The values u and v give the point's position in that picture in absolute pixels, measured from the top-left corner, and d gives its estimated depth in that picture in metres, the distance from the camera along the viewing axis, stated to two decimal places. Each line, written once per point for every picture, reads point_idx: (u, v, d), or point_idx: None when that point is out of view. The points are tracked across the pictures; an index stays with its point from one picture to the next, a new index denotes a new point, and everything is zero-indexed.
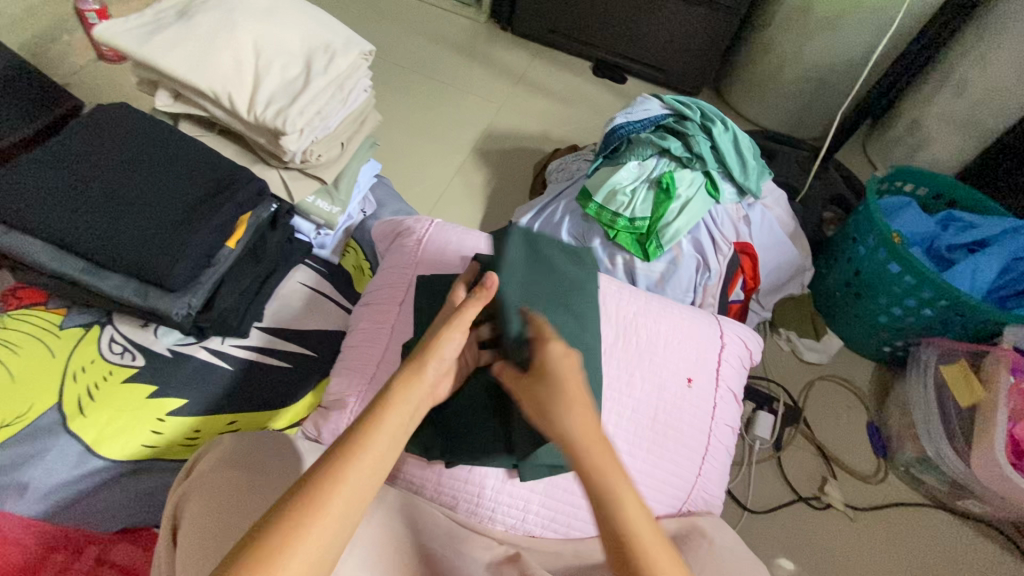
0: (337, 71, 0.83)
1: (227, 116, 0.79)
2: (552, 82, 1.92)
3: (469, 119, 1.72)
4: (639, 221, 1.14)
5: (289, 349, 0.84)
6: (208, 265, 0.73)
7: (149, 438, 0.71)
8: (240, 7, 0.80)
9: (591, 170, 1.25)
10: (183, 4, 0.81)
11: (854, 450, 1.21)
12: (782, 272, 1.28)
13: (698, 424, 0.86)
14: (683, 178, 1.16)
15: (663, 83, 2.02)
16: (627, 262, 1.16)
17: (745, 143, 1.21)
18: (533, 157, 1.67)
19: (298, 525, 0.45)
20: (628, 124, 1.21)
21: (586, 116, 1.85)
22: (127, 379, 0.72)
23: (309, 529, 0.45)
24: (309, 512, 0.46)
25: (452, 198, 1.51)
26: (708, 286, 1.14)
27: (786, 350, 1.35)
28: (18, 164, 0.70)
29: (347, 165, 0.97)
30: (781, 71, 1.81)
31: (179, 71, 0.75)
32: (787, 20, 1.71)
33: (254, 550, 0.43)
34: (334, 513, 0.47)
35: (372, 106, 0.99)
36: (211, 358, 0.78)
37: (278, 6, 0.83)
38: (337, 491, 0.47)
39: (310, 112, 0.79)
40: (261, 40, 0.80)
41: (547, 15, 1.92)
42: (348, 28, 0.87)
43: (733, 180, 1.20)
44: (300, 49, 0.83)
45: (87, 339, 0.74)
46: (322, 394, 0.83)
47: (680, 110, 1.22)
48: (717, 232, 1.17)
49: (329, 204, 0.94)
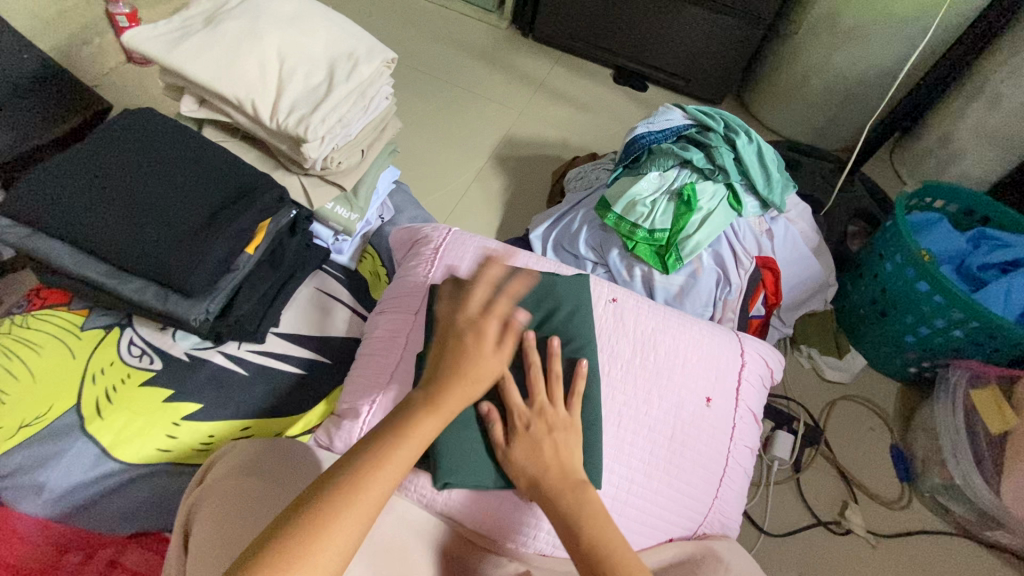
0: (360, 79, 0.83)
1: (250, 123, 0.80)
2: (573, 89, 1.92)
3: (489, 125, 1.72)
4: (658, 232, 1.13)
5: (304, 356, 0.84)
6: (228, 271, 0.74)
7: (163, 443, 0.72)
8: (266, 15, 0.81)
9: (611, 179, 1.24)
10: (211, 10, 0.82)
11: (876, 474, 1.18)
12: (804, 288, 1.25)
13: (716, 444, 0.84)
14: (705, 190, 1.14)
15: (684, 91, 1.99)
16: (645, 274, 1.14)
17: (769, 156, 1.19)
18: (551, 164, 1.66)
19: (335, 506, 0.47)
20: (649, 133, 1.20)
21: (606, 124, 1.83)
22: (145, 383, 0.73)
23: (346, 509, 0.47)
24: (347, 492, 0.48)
25: (470, 205, 1.50)
26: (729, 301, 1.12)
27: (807, 368, 1.32)
28: (49, 168, 0.71)
29: (367, 172, 0.97)
30: (806, 81, 1.78)
31: (205, 78, 0.75)
32: (815, 29, 1.68)
33: (294, 528, 0.45)
34: (370, 493, 0.49)
35: (393, 114, 0.99)
36: (227, 363, 0.79)
37: (303, 14, 0.84)
38: (373, 474, 0.50)
39: (332, 120, 0.79)
40: (286, 47, 0.80)
41: (569, 22, 1.91)
42: (372, 36, 0.88)
43: (756, 193, 1.18)
44: (324, 57, 0.83)
45: (107, 341, 0.75)
46: (335, 401, 0.83)
47: (703, 120, 1.20)
48: (739, 245, 1.15)
49: (349, 211, 0.93)
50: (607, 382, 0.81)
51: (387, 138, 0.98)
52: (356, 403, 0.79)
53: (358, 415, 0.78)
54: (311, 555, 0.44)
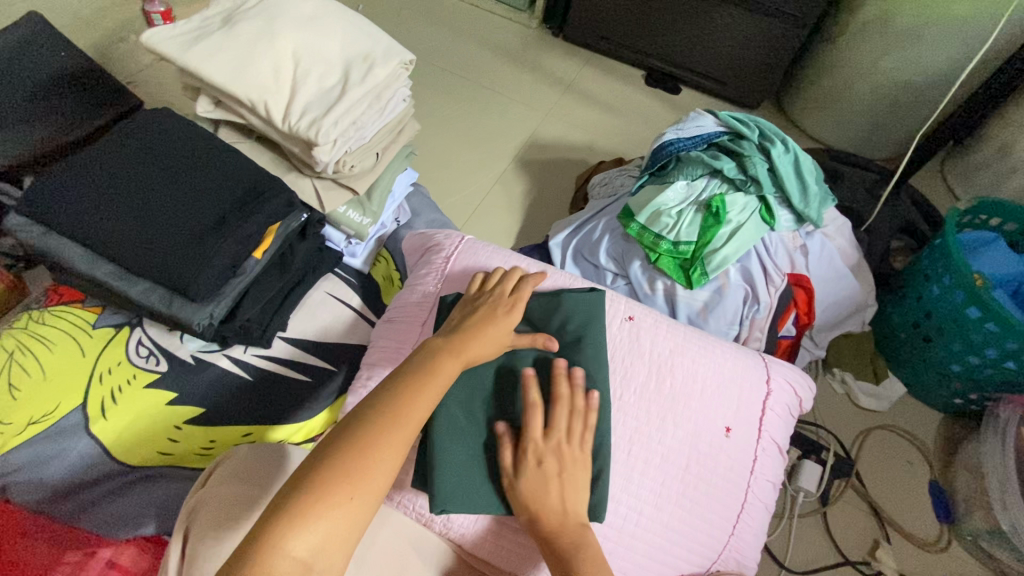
0: (375, 81, 0.81)
1: (263, 125, 0.79)
2: (602, 91, 1.86)
3: (514, 127, 1.69)
4: (683, 245, 1.07)
5: (310, 363, 0.83)
6: (234, 275, 0.73)
7: (165, 446, 0.73)
8: (283, 15, 0.80)
9: (636, 187, 1.19)
10: (229, 10, 0.81)
11: (912, 512, 1.10)
12: (840, 308, 1.17)
13: (736, 477, 0.79)
14: (735, 202, 1.08)
15: (720, 94, 1.92)
16: (668, 289, 1.09)
17: (806, 166, 1.11)
18: (576, 168, 1.62)
19: (346, 465, 0.48)
20: (678, 140, 1.14)
21: (635, 128, 1.78)
22: (148, 385, 0.73)
23: (355, 468, 0.49)
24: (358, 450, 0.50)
25: (491, 208, 1.48)
26: (756, 321, 1.06)
27: (840, 393, 1.24)
28: (65, 168, 0.71)
29: (381, 176, 0.95)
30: (852, 86, 1.68)
31: (219, 79, 0.74)
32: (863, 31, 1.58)
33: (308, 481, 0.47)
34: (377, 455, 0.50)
35: (410, 116, 0.97)
36: (232, 367, 0.78)
37: (320, 14, 0.82)
38: (381, 438, 0.51)
39: (344, 123, 0.78)
40: (301, 48, 0.79)
41: (601, 22, 1.86)
42: (390, 37, 0.85)
43: (791, 206, 1.11)
44: (340, 58, 0.81)
45: (116, 341, 0.75)
46: (338, 410, 0.81)
47: (736, 127, 1.14)
48: (770, 261, 1.08)
49: (361, 215, 0.92)
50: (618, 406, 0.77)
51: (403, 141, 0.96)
52: None
53: None
54: (321, 511, 0.45)
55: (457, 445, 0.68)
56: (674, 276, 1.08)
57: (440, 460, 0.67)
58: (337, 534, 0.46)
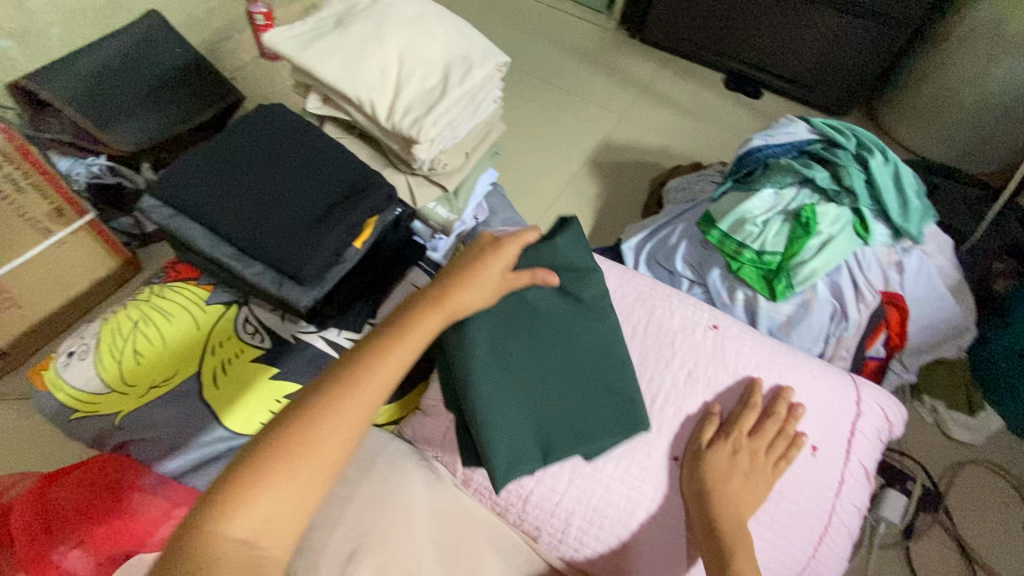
0: (473, 82, 0.84)
1: (367, 121, 0.83)
2: (678, 94, 1.83)
3: (587, 128, 1.69)
4: (768, 255, 1.04)
5: None
6: (336, 263, 0.77)
7: (267, 417, 0.78)
8: (390, 18, 0.84)
9: (717, 193, 1.16)
10: (341, 13, 0.86)
11: (1008, 555, 1.01)
12: (936, 331, 1.10)
13: (820, 499, 0.76)
14: (827, 212, 1.03)
15: (804, 100, 1.83)
16: (749, 299, 1.06)
17: (907, 180, 1.05)
18: (649, 172, 1.60)
19: (291, 436, 0.41)
20: (766, 147, 1.11)
21: (712, 132, 1.73)
22: (255, 359, 0.79)
23: (305, 432, 0.41)
24: (306, 420, 0.42)
25: (561, 209, 1.48)
26: (844, 338, 1.01)
27: (929, 422, 1.17)
28: (191, 158, 0.78)
29: (468, 174, 0.98)
30: (956, 94, 1.56)
31: (332, 78, 0.79)
32: (973, 35, 1.47)
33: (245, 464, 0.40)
34: (334, 426, 0.42)
35: (499, 117, 0.99)
36: (327, 348, 0.82)
37: (424, 17, 0.86)
38: (337, 407, 0.43)
39: (443, 122, 0.81)
40: (406, 49, 0.82)
41: (681, 23, 1.82)
42: (487, 39, 0.88)
43: (888, 220, 1.05)
44: (440, 59, 0.84)
45: (227, 316, 0.81)
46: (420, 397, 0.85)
47: (831, 135, 1.09)
48: (862, 277, 1.03)
49: (448, 211, 0.95)
50: (700, 417, 0.76)
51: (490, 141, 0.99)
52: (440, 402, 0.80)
53: (442, 414, 0.79)
54: (251, 493, 0.38)
55: (508, 418, 0.67)
56: (757, 286, 1.05)
57: (483, 422, 0.65)
58: (285, 509, 0.39)
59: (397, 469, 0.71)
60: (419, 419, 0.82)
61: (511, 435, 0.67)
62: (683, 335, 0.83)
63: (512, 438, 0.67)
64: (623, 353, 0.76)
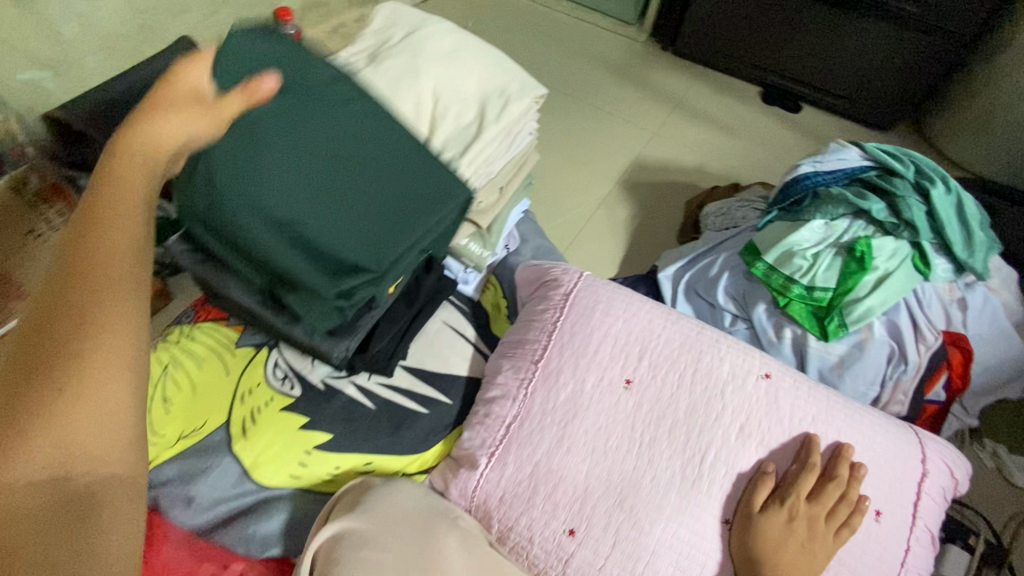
0: (511, 116, 0.80)
1: None
2: (713, 109, 1.76)
3: (618, 147, 1.64)
4: (819, 291, 0.98)
5: (427, 394, 0.83)
6: (370, 309, 0.74)
7: (295, 470, 0.75)
8: (424, 52, 0.81)
9: (761, 222, 1.10)
10: (373, 46, 0.83)
11: None
12: (1003, 372, 1.02)
13: (884, 571, 0.70)
14: (884, 246, 0.97)
15: (847, 114, 1.75)
16: (797, 338, 1.00)
17: (972, 211, 0.98)
18: (684, 193, 1.54)
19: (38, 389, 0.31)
20: (816, 174, 1.04)
21: (749, 150, 1.66)
22: (284, 408, 0.76)
23: (80, 363, 0.32)
24: (47, 356, 0.32)
25: (593, 232, 1.43)
26: (901, 381, 0.95)
27: (990, 467, 1.08)
28: None
29: (502, 209, 0.94)
30: (1015, 108, 1.47)
31: None
32: None
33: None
34: (115, 329, 0.34)
35: (534, 148, 0.96)
36: (357, 395, 0.80)
37: (460, 49, 0.83)
38: (99, 308, 0.33)
39: (479, 161, 0.77)
40: (440, 85, 0.79)
41: (716, 35, 1.76)
42: (524, 71, 0.85)
43: (950, 254, 0.98)
44: (476, 94, 0.81)
45: (256, 362, 0.80)
46: (454, 444, 0.82)
47: (887, 162, 1.02)
48: (921, 317, 0.97)
49: (481, 247, 0.92)
50: (752, 478, 0.72)
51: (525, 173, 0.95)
52: (475, 453, 0.77)
53: (476, 466, 0.76)
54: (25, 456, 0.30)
55: (299, 241, 0.63)
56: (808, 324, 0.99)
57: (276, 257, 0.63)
58: (88, 431, 0.32)
59: (430, 529, 0.68)
60: (452, 468, 0.79)
61: (309, 250, 0.64)
62: (733, 386, 0.77)
63: (339, 253, 0.64)
64: (384, 120, 0.69)
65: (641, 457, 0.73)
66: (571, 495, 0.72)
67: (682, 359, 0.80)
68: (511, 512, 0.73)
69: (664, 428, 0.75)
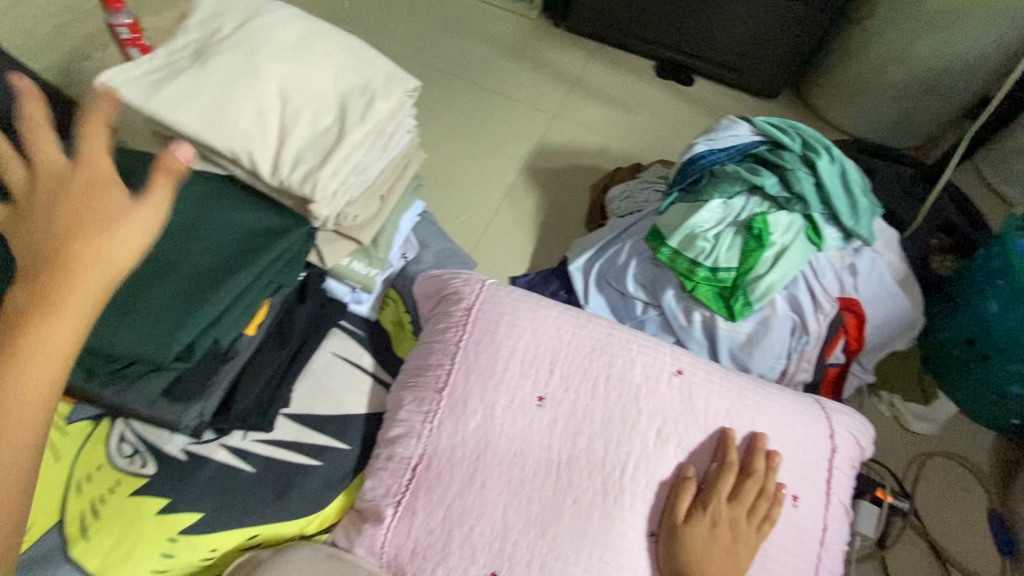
0: (377, 117, 0.70)
1: (249, 177, 0.68)
2: (611, 87, 1.74)
3: (519, 132, 1.56)
4: (723, 272, 0.97)
5: (320, 443, 0.73)
6: (223, 362, 0.64)
7: (159, 562, 0.62)
8: (264, 45, 0.68)
9: (664, 205, 1.08)
10: (200, 41, 0.69)
11: (972, 546, 1.02)
12: (892, 328, 1.07)
13: (805, 553, 0.70)
14: (778, 220, 0.97)
15: (736, 85, 1.79)
16: (707, 320, 0.99)
17: (855, 178, 1.01)
18: (589, 177, 1.51)
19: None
20: (711, 153, 1.03)
21: (648, 127, 1.66)
22: (137, 492, 0.63)
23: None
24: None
25: (501, 226, 1.37)
26: (805, 352, 0.97)
27: (888, 416, 1.15)
28: None
29: (387, 219, 0.84)
30: (881, 72, 1.55)
31: (194, 129, 0.63)
32: (895, 12, 1.45)
33: None
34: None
35: (416, 147, 0.86)
36: (231, 459, 0.68)
37: (307, 40, 0.70)
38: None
39: (345, 172, 0.67)
40: (288, 84, 0.67)
41: (606, 10, 1.72)
42: (390, 62, 0.74)
43: (838, 223, 1.01)
44: (334, 93, 0.70)
45: (94, 440, 0.66)
46: (356, 494, 0.72)
47: (776, 136, 1.02)
48: (818, 287, 0.99)
49: (367, 265, 0.82)
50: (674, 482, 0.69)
51: (409, 176, 0.85)
52: (380, 504, 0.69)
53: (382, 519, 0.68)
54: None
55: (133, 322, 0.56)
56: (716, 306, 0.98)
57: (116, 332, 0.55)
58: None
59: None
60: (355, 524, 0.70)
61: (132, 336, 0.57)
62: (647, 386, 0.74)
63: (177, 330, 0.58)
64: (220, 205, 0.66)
65: (560, 479, 0.69)
66: (489, 535, 0.66)
67: (595, 365, 0.75)
68: (426, 565, 0.66)
69: (581, 445, 0.70)
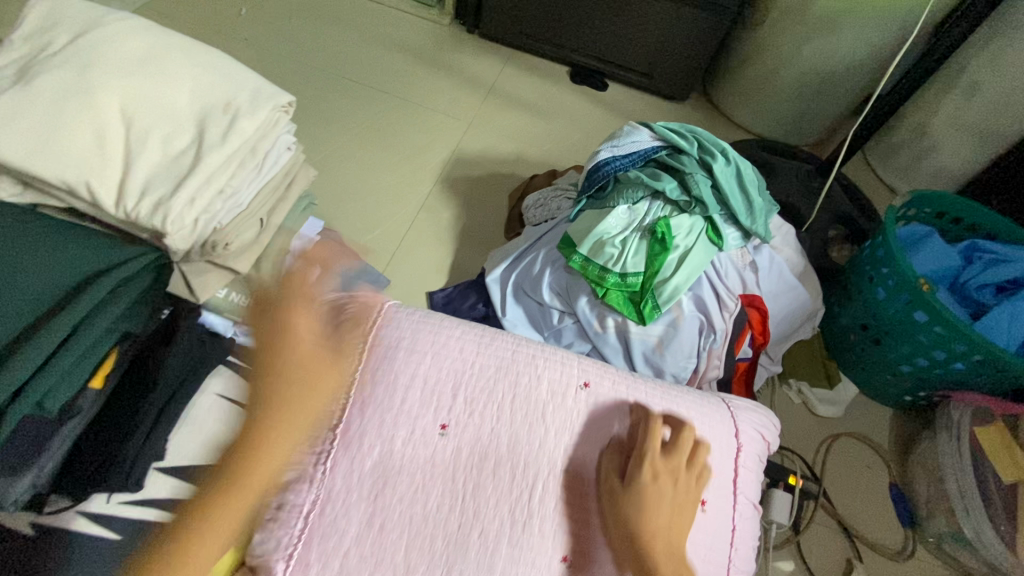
0: (242, 137, 0.64)
1: (92, 209, 0.60)
2: (527, 93, 1.74)
3: (435, 142, 1.53)
4: (632, 277, 0.98)
5: (200, 498, 0.66)
6: (53, 435, 0.59)
7: None
8: (101, 61, 0.60)
9: (573, 212, 1.08)
10: (24, 59, 0.61)
11: (878, 521, 1.08)
12: (794, 320, 1.12)
13: (715, 555, 0.71)
14: (680, 223, 1.00)
15: (646, 89, 1.83)
16: (619, 326, 1.00)
17: (749, 177, 1.05)
18: (507, 184, 1.49)
19: None
20: (614, 159, 1.04)
21: (565, 132, 1.67)
22: None
23: None
24: None
25: (417, 240, 1.33)
26: (713, 350, 1.00)
27: (798, 402, 1.21)
28: None
29: (272, 245, 0.78)
30: (776, 74, 1.64)
31: (14, 158, 0.55)
32: (784, 17, 1.53)
33: None
34: None
35: (301, 164, 0.80)
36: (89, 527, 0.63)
37: (156, 54, 0.64)
38: None
39: (205, 198, 0.61)
40: (131, 104, 0.60)
41: (516, 17, 1.72)
42: (257, 77, 0.69)
43: (738, 224, 1.04)
44: (189, 111, 0.63)
45: None
46: (246, 549, 0.66)
47: (674, 141, 1.05)
48: (722, 285, 1.03)
49: (249, 296, 0.75)
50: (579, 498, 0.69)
51: (295, 195, 0.79)
52: (270, 559, 0.63)
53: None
54: None
55: None
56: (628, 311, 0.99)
57: None
58: None
59: None
60: None
61: None
62: (553, 404, 0.72)
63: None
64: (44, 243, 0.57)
65: (464, 512, 0.66)
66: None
67: (499, 385, 0.73)
68: None
69: (487, 471, 0.68)
